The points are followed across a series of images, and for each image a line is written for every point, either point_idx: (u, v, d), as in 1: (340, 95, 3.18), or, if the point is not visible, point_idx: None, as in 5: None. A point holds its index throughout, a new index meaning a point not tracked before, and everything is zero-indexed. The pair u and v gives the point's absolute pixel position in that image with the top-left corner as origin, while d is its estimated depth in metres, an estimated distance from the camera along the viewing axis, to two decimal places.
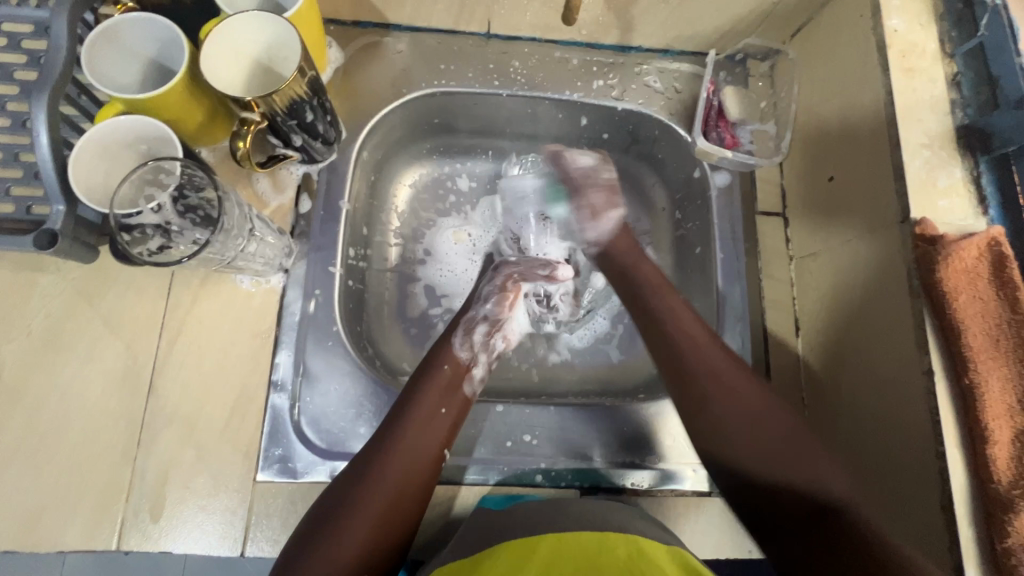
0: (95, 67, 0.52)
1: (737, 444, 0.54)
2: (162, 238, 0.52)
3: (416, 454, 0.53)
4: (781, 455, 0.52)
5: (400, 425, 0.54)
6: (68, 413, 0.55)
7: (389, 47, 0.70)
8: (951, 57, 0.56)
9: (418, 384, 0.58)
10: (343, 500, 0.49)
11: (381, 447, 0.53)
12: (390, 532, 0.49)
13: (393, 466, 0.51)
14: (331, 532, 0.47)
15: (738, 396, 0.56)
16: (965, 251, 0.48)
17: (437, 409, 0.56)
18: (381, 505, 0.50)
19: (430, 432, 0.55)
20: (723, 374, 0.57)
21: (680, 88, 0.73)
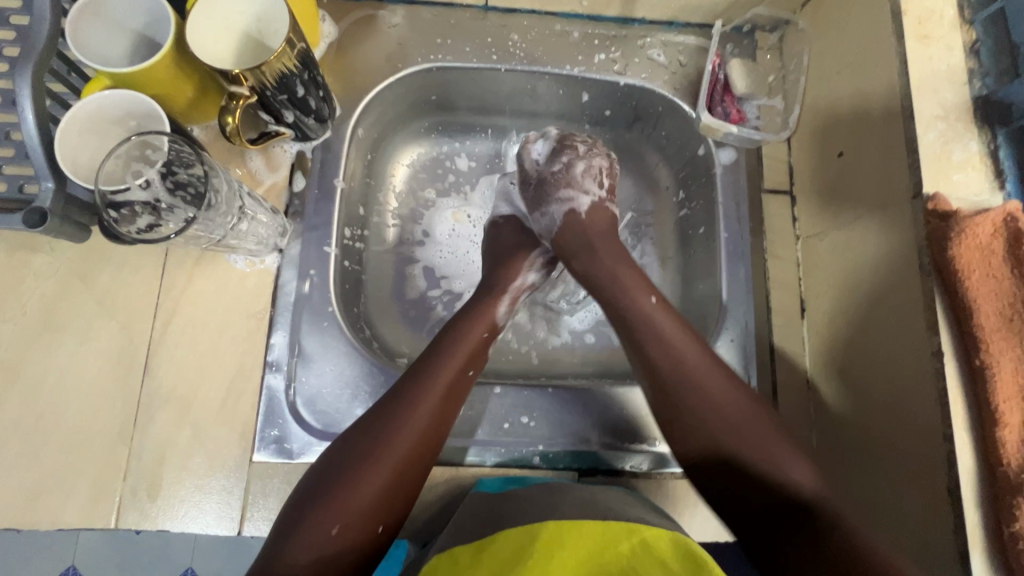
0: (80, 40, 0.51)
1: (704, 441, 0.53)
2: (152, 216, 0.51)
3: (441, 411, 0.52)
4: (771, 447, 0.51)
5: (422, 381, 0.53)
6: (64, 393, 0.55)
7: (384, 21, 0.68)
8: (970, 23, 0.53)
9: (444, 343, 0.57)
10: (367, 456, 0.48)
11: (407, 400, 0.51)
12: (407, 490, 0.49)
13: (416, 424, 0.50)
14: (344, 489, 0.46)
15: (710, 395, 0.53)
16: (980, 227, 0.45)
17: (463, 368, 0.56)
18: (400, 461, 0.49)
19: (453, 392, 0.54)
20: (696, 369, 0.54)
21: (684, 62, 0.71)
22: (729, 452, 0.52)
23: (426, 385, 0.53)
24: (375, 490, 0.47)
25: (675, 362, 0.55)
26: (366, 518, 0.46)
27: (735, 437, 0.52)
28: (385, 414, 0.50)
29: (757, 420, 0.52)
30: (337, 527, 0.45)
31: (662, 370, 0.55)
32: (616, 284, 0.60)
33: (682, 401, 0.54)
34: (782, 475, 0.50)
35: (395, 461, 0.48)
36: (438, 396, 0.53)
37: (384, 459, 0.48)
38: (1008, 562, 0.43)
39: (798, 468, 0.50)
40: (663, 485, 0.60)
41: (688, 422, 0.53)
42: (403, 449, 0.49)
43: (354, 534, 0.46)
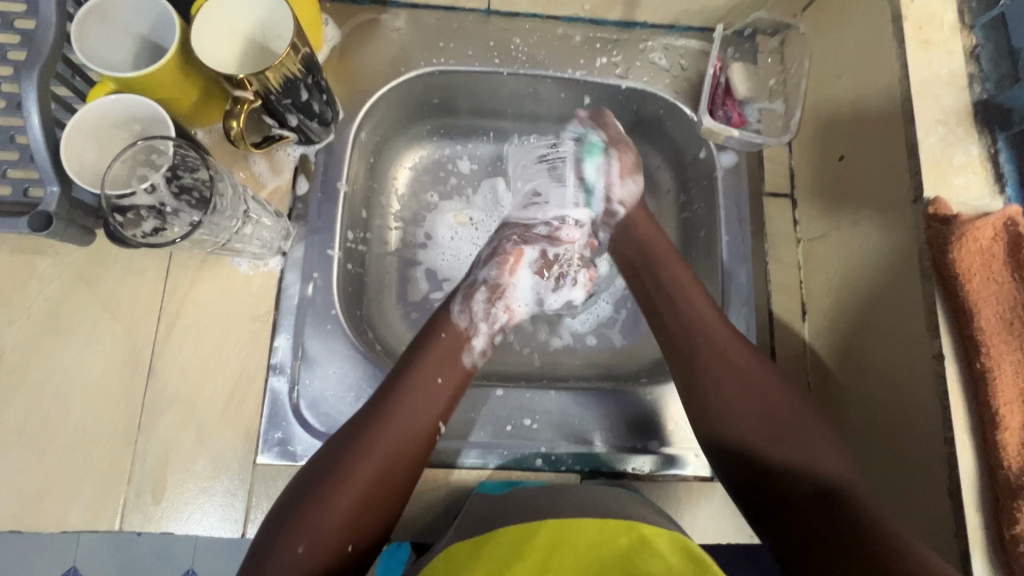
0: (85, 45, 0.51)
1: (739, 424, 0.54)
2: (157, 220, 0.51)
3: (411, 423, 0.53)
4: (804, 436, 0.52)
5: (390, 394, 0.54)
6: (68, 395, 0.55)
7: (386, 25, 0.68)
8: (970, 28, 0.53)
9: (409, 356, 0.57)
10: (326, 472, 0.48)
11: (370, 416, 0.52)
12: (384, 503, 0.49)
13: (383, 437, 0.51)
14: (313, 508, 0.47)
15: (747, 384, 0.55)
16: (981, 230, 0.46)
17: (432, 379, 0.56)
18: (370, 476, 0.49)
19: (424, 403, 0.55)
20: (731, 354, 0.56)
21: (686, 65, 0.71)
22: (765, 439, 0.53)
23: (390, 401, 0.53)
24: (344, 507, 0.47)
25: (715, 346, 0.57)
26: (336, 536, 0.46)
27: (775, 423, 0.53)
28: (348, 434, 0.51)
29: (794, 408, 0.53)
30: (305, 545, 0.45)
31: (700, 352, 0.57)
32: (656, 278, 0.63)
33: (721, 386, 0.55)
34: (812, 466, 0.50)
35: (363, 477, 0.49)
36: (404, 409, 0.53)
37: (350, 475, 0.48)
38: (1008, 564, 0.43)
39: (829, 459, 0.50)
40: (665, 487, 0.61)
41: (727, 406, 0.55)
42: (372, 463, 0.49)
43: (326, 552, 0.45)
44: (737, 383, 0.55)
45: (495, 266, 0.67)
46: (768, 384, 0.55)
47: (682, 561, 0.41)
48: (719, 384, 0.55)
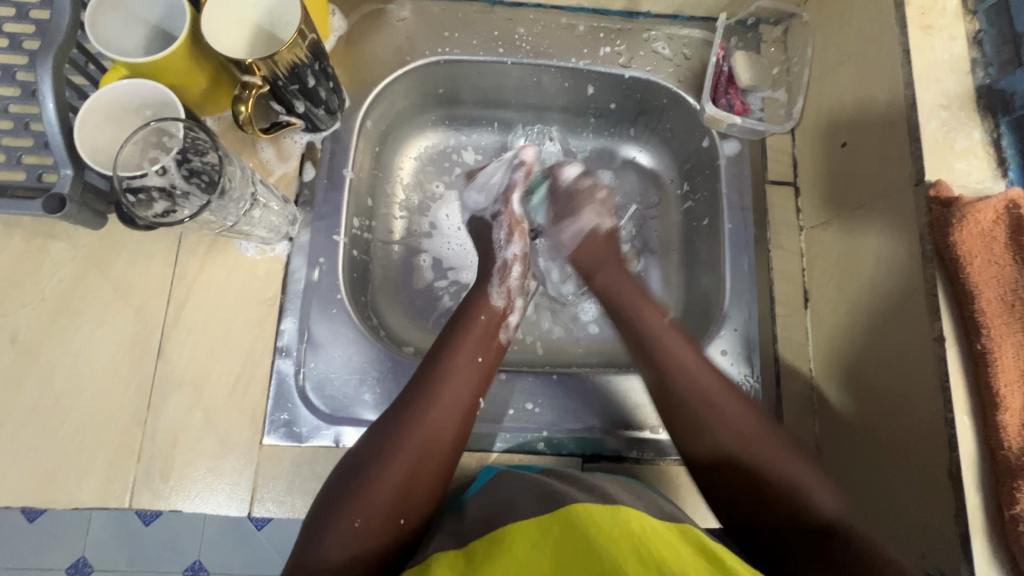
0: (99, 33, 0.53)
1: (717, 456, 0.52)
2: (167, 202, 0.52)
3: (455, 400, 0.53)
4: (795, 466, 0.50)
5: (434, 372, 0.54)
6: (80, 376, 0.57)
7: (392, 15, 0.69)
8: (973, 14, 0.54)
9: (450, 334, 0.58)
10: (382, 449, 0.49)
11: (417, 392, 0.53)
12: (433, 477, 0.50)
13: (428, 415, 0.51)
14: (365, 483, 0.48)
15: (726, 420, 0.52)
16: (982, 213, 0.46)
17: (472, 358, 0.56)
18: (416, 450, 0.50)
19: (465, 381, 0.55)
20: (708, 389, 0.54)
21: (689, 55, 0.71)
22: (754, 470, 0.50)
23: (434, 378, 0.54)
24: (394, 483, 0.48)
25: (695, 387, 0.54)
26: (387, 510, 0.47)
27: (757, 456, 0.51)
28: (396, 415, 0.52)
29: (776, 443, 0.51)
30: (361, 521, 0.46)
31: (681, 394, 0.54)
32: (633, 309, 0.61)
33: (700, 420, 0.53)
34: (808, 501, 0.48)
35: (410, 452, 0.49)
36: (449, 385, 0.54)
37: (402, 454, 0.49)
38: (1009, 545, 0.43)
39: (824, 492, 0.49)
40: (667, 471, 0.61)
41: (715, 443, 0.52)
42: (416, 439, 0.50)
43: (378, 530, 0.47)
44: (718, 412, 0.53)
45: (505, 232, 0.67)
46: (745, 417, 0.53)
47: (694, 555, 0.42)
48: (700, 412, 0.53)
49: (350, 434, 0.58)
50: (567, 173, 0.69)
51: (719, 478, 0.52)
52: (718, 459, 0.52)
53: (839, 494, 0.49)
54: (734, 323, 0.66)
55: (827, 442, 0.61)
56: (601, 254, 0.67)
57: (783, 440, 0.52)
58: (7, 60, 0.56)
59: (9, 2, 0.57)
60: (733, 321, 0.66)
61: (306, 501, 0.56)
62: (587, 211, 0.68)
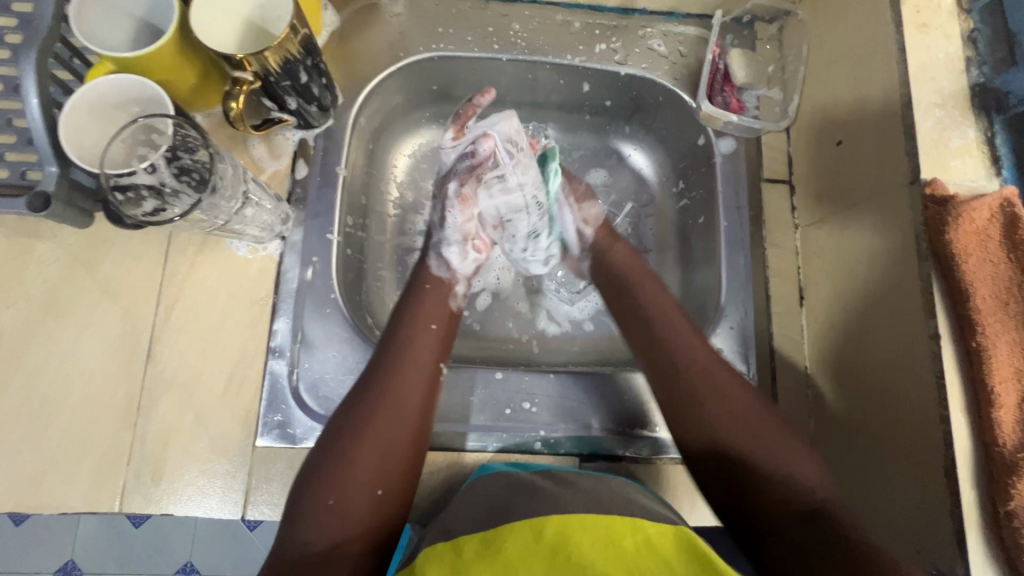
0: (84, 25, 0.51)
1: (710, 441, 0.53)
2: (157, 201, 0.50)
3: (410, 373, 0.52)
4: (791, 454, 0.51)
5: (388, 345, 0.54)
6: (67, 379, 0.55)
7: (386, 10, 0.68)
8: (967, 12, 0.54)
9: (403, 309, 0.58)
10: (347, 425, 0.49)
11: (375, 367, 0.53)
12: (405, 449, 0.50)
13: (386, 388, 0.51)
14: (334, 465, 0.47)
15: (729, 401, 0.53)
16: (976, 212, 0.46)
17: (424, 327, 0.56)
18: (378, 427, 0.49)
19: (419, 352, 0.54)
20: (727, 391, 0.54)
21: (684, 52, 0.71)
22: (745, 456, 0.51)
23: (391, 352, 0.53)
24: (366, 459, 0.48)
25: (705, 375, 0.55)
26: (363, 488, 0.47)
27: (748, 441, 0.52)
28: (356, 393, 0.51)
29: (780, 433, 0.52)
30: (334, 500, 0.46)
31: (676, 363, 0.56)
32: (655, 305, 0.60)
33: (711, 422, 0.53)
34: (796, 479, 0.50)
35: (372, 429, 0.49)
36: (405, 358, 0.53)
37: (368, 428, 0.49)
38: (1004, 541, 0.43)
39: (808, 469, 0.50)
40: (663, 470, 0.61)
41: (710, 426, 0.53)
42: (375, 416, 0.49)
43: (355, 510, 0.46)
44: (711, 389, 0.54)
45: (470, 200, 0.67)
46: (750, 406, 0.53)
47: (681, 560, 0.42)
48: (705, 407, 0.53)
49: None
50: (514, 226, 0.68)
51: (712, 464, 0.52)
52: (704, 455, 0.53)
53: (821, 467, 0.51)
54: (730, 320, 0.66)
55: (823, 439, 0.61)
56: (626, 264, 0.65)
57: (789, 430, 0.53)
58: None
59: None
60: (729, 319, 0.66)
61: None
62: (510, 242, 0.63)
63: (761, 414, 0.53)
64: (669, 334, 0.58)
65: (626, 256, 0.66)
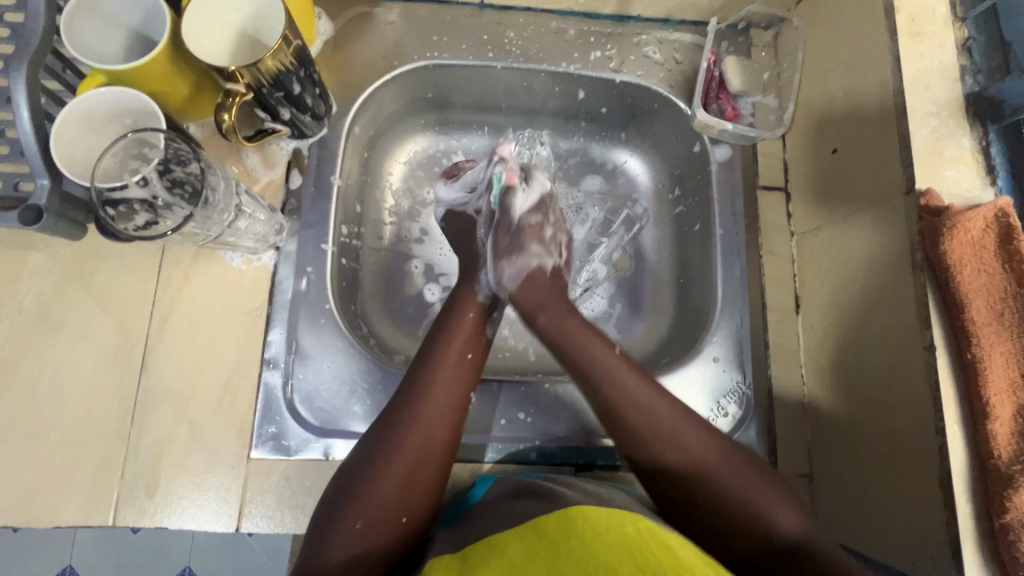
0: (75, 38, 0.51)
1: (680, 467, 0.50)
2: (150, 214, 0.50)
3: (447, 398, 0.52)
4: (760, 488, 0.50)
5: (426, 370, 0.54)
6: (61, 392, 0.55)
7: (380, 19, 0.68)
8: (962, 21, 0.54)
9: (440, 332, 0.57)
10: (384, 450, 0.49)
11: (413, 390, 0.52)
12: (433, 476, 0.50)
13: (426, 412, 0.51)
14: (366, 486, 0.47)
15: (671, 437, 0.51)
16: (971, 222, 0.46)
17: (462, 356, 0.56)
18: (414, 451, 0.49)
19: (457, 380, 0.54)
20: (678, 432, 0.51)
21: (679, 59, 0.71)
22: (715, 481, 0.50)
23: (429, 375, 0.53)
24: (396, 484, 0.48)
25: (653, 422, 0.52)
26: (389, 510, 0.47)
27: (720, 474, 0.50)
28: (391, 416, 0.51)
29: (742, 468, 0.51)
30: (362, 523, 0.46)
31: (610, 398, 0.53)
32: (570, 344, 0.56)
33: (670, 460, 0.51)
34: (771, 520, 0.48)
35: (410, 452, 0.49)
36: (441, 383, 0.53)
37: (402, 454, 0.49)
38: (999, 553, 0.43)
39: (780, 509, 0.49)
40: None
41: (667, 454, 0.51)
42: (414, 440, 0.49)
43: (380, 530, 0.46)
44: (662, 430, 0.51)
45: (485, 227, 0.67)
46: (707, 449, 0.51)
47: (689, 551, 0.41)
48: (656, 449, 0.51)
49: (340, 447, 0.57)
50: (518, 199, 0.62)
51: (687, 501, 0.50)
52: (685, 471, 0.50)
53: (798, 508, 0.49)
54: (726, 329, 0.65)
55: (820, 447, 0.61)
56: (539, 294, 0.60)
57: (755, 468, 0.51)
58: None
59: None
60: (725, 328, 0.65)
61: (295, 515, 0.55)
62: (530, 248, 0.62)
63: (723, 447, 0.51)
64: (626, 382, 0.53)
65: (553, 272, 0.63)
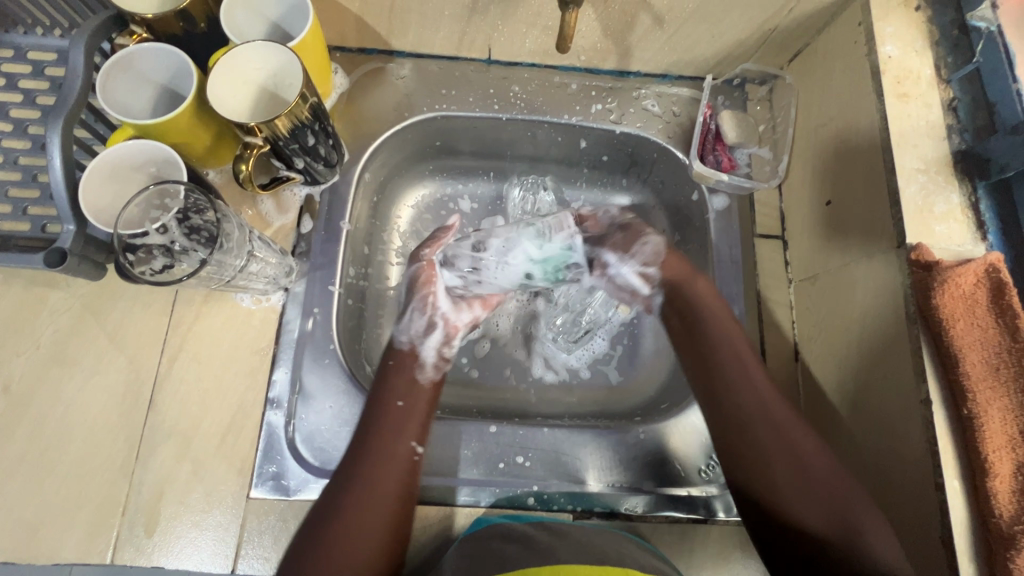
0: (110, 95, 0.55)
1: (771, 476, 0.53)
2: (167, 258, 0.54)
3: (388, 449, 0.55)
4: (847, 499, 0.50)
5: (366, 426, 0.56)
6: (71, 427, 0.56)
7: (392, 73, 0.72)
8: (947, 82, 0.57)
9: (375, 386, 0.60)
10: (327, 513, 0.51)
11: (355, 448, 0.55)
12: (381, 534, 0.51)
13: (364, 469, 0.53)
14: (314, 551, 0.49)
15: (783, 440, 0.54)
16: (962, 276, 0.47)
17: (393, 403, 0.58)
18: (356, 512, 0.51)
19: (398, 432, 0.56)
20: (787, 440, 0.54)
21: (677, 112, 0.74)
22: (798, 462, 0.53)
23: (369, 427, 0.56)
24: (341, 549, 0.49)
25: (766, 419, 0.56)
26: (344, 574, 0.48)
27: (822, 484, 0.52)
28: (332, 483, 0.53)
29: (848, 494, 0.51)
30: None
31: (727, 380, 0.59)
32: (708, 312, 0.62)
33: (759, 441, 0.55)
34: (864, 542, 0.48)
35: (353, 513, 0.51)
36: (379, 437, 0.56)
37: (343, 519, 0.51)
38: None
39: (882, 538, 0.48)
40: (658, 528, 0.60)
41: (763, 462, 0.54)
42: (355, 495, 0.52)
43: None
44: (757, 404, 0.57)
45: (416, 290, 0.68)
46: (809, 448, 0.54)
47: None
48: (748, 429, 0.56)
49: None
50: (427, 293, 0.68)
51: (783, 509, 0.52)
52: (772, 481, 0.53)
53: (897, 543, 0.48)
54: None
55: None
56: (681, 269, 0.65)
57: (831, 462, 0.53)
58: (22, 116, 0.61)
59: (43, 74, 0.63)
60: None
61: None
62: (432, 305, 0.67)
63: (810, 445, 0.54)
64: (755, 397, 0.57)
65: (704, 290, 0.64)
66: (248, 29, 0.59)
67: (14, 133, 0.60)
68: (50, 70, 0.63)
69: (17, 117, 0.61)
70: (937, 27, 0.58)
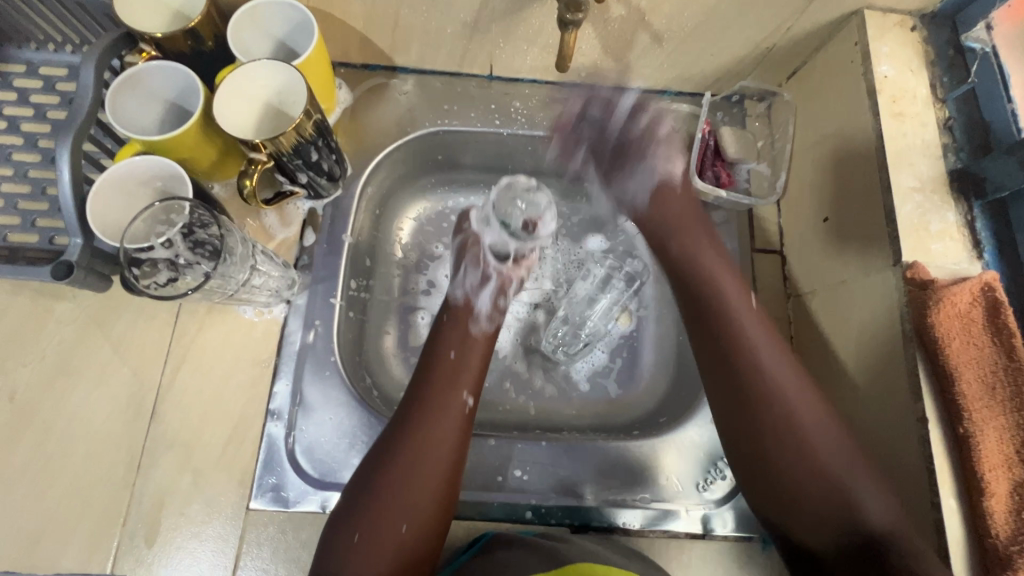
0: (119, 112, 0.56)
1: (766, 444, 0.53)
2: (171, 271, 0.54)
3: (441, 411, 0.56)
4: (839, 460, 0.51)
5: (424, 389, 0.58)
6: (74, 437, 0.57)
7: (395, 89, 0.73)
8: (942, 102, 0.57)
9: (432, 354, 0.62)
10: (377, 468, 0.52)
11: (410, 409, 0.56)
12: (431, 490, 0.52)
13: (419, 427, 0.55)
14: (365, 502, 0.51)
15: (782, 413, 0.53)
16: (957, 295, 0.47)
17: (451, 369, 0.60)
18: (405, 466, 0.52)
19: (452, 396, 0.57)
20: (777, 398, 0.54)
21: (676, 128, 0.75)
22: (795, 426, 0.53)
23: (427, 390, 0.58)
24: (389, 501, 0.51)
25: (760, 392, 0.55)
26: (394, 523, 0.50)
27: (819, 450, 0.52)
28: (382, 441, 0.55)
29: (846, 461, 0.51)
30: (360, 535, 0.49)
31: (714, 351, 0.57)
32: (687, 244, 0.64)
33: (752, 414, 0.54)
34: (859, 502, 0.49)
35: (401, 467, 0.52)
36: (436, 400, 0.57)
37: (395, 472, 0.52)
38: None
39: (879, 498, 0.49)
40: (656, 543, 0.60)
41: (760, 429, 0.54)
42: (406, 452, 0.53)
43: (378, 545, 0.49)
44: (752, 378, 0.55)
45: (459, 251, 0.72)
46: (806, 413, 0.53)
47: None
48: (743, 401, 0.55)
49: (337, 500, 0.57)
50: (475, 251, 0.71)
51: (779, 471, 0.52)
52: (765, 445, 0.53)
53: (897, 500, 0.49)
54: None
55: None
56: None
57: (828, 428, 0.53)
58: (32, 130, 0.62)
59: (53, 90, 0.64)
60: None
61: (288, 571, 0.55)
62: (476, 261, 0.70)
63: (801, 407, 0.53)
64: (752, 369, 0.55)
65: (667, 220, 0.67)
66: (254, 47, 0.61)
67: (24, 147, 0.62)
68: (60, 85, 0.64)
69: (27, 131, 0.62)
70: (933, 47, 0.59)
